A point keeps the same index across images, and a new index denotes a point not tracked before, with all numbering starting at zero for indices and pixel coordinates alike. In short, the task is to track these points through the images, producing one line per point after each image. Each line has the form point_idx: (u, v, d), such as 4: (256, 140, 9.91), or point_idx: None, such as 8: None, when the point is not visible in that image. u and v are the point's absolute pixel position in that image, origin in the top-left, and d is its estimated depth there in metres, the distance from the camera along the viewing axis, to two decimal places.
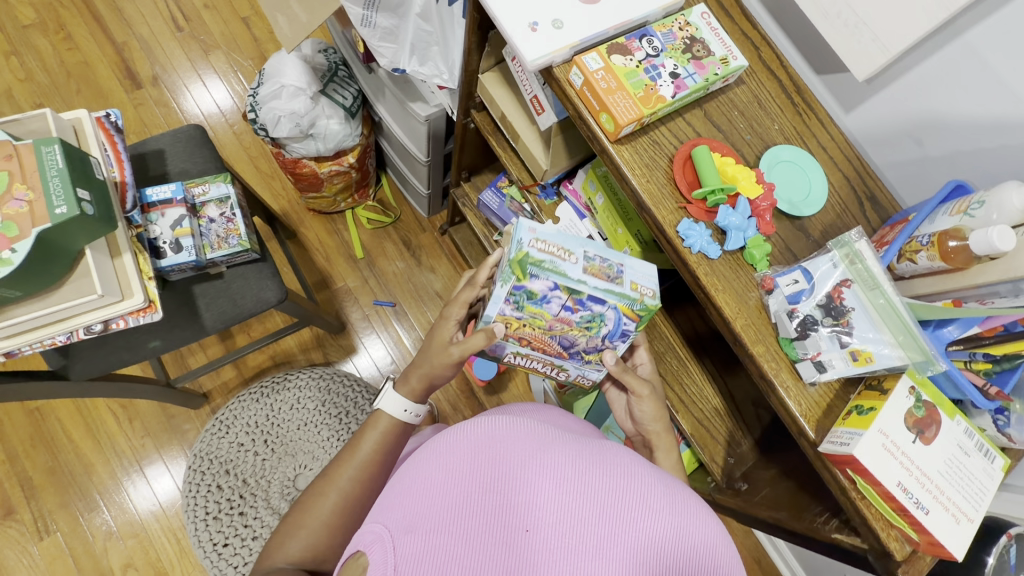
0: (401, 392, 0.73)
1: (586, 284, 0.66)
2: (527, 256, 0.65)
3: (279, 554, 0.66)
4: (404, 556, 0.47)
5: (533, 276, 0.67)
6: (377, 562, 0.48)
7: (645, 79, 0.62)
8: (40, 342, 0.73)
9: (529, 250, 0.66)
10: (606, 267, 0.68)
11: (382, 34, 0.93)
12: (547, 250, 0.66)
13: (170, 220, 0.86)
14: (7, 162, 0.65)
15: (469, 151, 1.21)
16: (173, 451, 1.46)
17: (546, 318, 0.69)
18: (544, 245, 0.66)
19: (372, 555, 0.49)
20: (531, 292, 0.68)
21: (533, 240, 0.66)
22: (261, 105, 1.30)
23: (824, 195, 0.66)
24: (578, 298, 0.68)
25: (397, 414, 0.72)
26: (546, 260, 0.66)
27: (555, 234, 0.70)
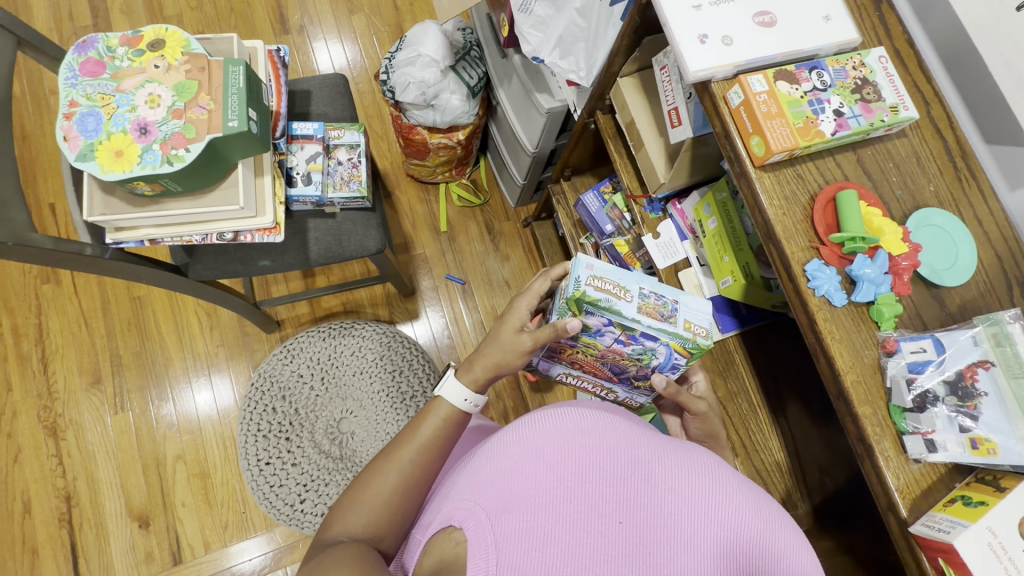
0: (462, 380, 0.74)
1: (640, 324, 0.68)
2: (584, 295, 0.67)
3: (337, 528, 0.66)
4: (502, 531, 0.50)
5: (589, 313, 0.69)
6: (476, 538, 0.51)
7: (807, 110, 0.60)
8: (179, 237, 0.81)
9: (586, 288, 0.68)
10: (661, 306, 0.69)
11: (533, 22, 0.97)
12: (603, 289, 0.68)
13: (307, 154, 0.93)
14: (199, 73, 0.73)
15: (580, 150, 1.21)
16: (239, 366, 1.58)
17: (598, 348, 0.74)
18: (600, 283, 0.68)
19: (468, 530, 0.52)
20: (587, 325, 0.71)
21: (587, 280, 0.68)
22: (396, 69, 1.37)
23: (970, 269, 0.62)
24: (630, 333, 0.70)
25: (457, 403, 0.72)
26: (602, 299, 0.67)
27: (610, 270, 0.70)
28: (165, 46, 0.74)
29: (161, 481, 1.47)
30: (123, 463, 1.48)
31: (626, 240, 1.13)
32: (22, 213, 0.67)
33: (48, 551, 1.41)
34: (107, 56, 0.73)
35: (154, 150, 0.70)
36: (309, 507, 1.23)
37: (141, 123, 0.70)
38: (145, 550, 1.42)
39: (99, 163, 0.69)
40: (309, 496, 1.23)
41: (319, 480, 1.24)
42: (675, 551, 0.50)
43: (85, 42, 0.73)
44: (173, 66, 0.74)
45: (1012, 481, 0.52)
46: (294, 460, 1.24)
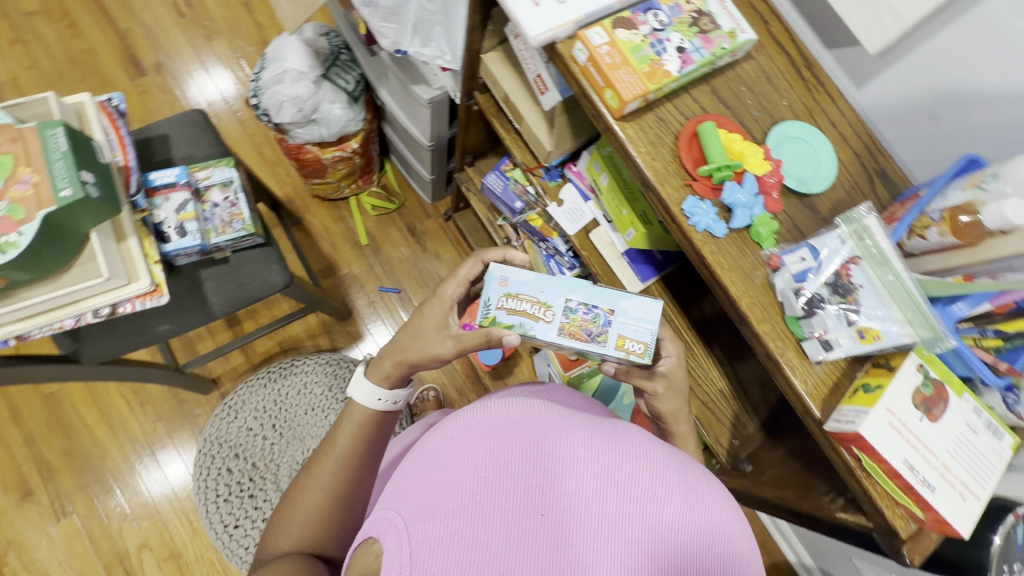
0: (372, 379, 0.73)
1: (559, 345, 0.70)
2: (495, 319, 0.71)
3: (269, 552, 0.66)
4: (419, 539, 0.50)
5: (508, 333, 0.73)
6: (393, 548, 0.51)
7: (650, 53, 0.60)
8: (50, 326, 0.73)
9: (499, 312, 0.71)
10: (588, 323, 0.70)
11: (383, 14, 0.94)
12: (518, 311, 0.71)
13: (175, 204, 0.86)
14: (12, 145, 0.65)
15: (473, 134, 1.19)
16: (184, 436, 1.49)
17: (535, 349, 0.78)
18: (517, 306, 0.71)
19: (387, 540, 0.52)
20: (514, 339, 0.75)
21: (498, 306, 0.71)
22: (264, 90, 1.29)
23: (833, 172, 0.65)
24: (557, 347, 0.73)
25: (371, 403, 0.72)
26: (515, 323, 0.70)
27: (536, 289, 0.71)
28: None
29: None
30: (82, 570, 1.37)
31: (537, 213, 1.13)
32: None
33: None
34: None
35: None
36: None
37: None
38: None
39: None
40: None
41: None
42: (599, 538, 0.49)
43: None
44: None
45: (901, 359, 0.55)
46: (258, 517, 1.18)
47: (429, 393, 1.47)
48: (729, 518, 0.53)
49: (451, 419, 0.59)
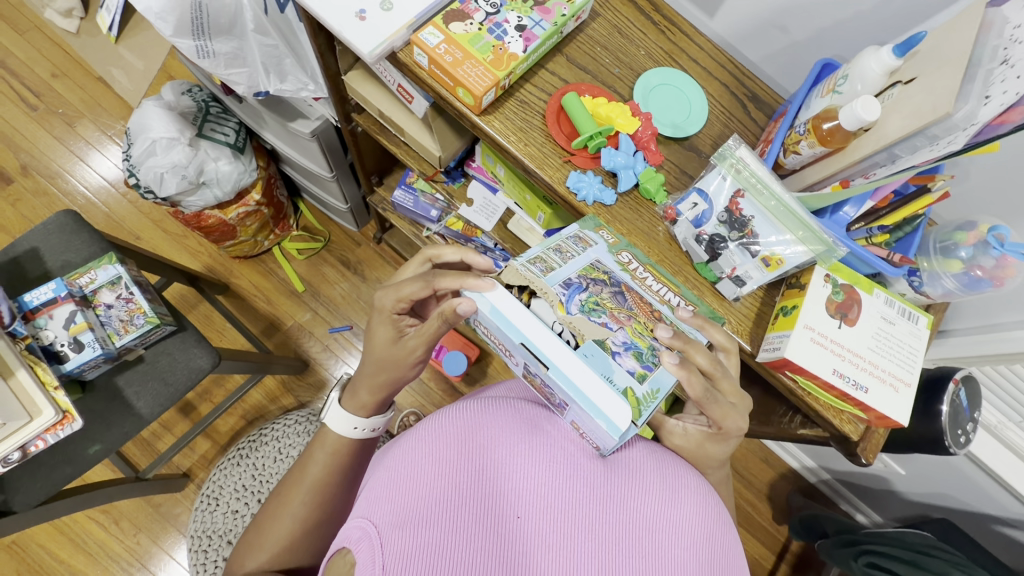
0: (348, 408, 0.67)
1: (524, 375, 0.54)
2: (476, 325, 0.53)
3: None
4: (391, 550, 0.44)
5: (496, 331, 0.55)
6: (364, 562, 0.45)
7: (491, 40, 0.58)
8: None
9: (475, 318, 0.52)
10: (548, 389, 0.49)
11: (226, 60, 0.86)
12: (488, 333, 0.51)
13: (64, 320, 0.80)
14: None
15: (368, 155, 1.15)
16: (172, 538, 1.42)
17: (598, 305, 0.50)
18: (487, 329, 0.50)
19: (359, 553, 0.45)
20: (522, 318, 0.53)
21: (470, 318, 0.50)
22: (139, 166, 1.20)
23: (705, 109, 0.65)
24: None
25: (347, 432, 0.67)
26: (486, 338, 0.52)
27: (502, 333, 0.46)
28: None
29: None
30: None
31: (454, 216, 1.08)
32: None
33: None
34: None
35: None
36: None
37: None
38: None
39: None
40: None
41: None
42: (578, 542, 0.46)
43: None
44: None
45: (808, 275, 0.56)
46: None
47: (409, 419, 1.35)
48: (704, 501, 0.51)
49: (419, 424, 0.52)
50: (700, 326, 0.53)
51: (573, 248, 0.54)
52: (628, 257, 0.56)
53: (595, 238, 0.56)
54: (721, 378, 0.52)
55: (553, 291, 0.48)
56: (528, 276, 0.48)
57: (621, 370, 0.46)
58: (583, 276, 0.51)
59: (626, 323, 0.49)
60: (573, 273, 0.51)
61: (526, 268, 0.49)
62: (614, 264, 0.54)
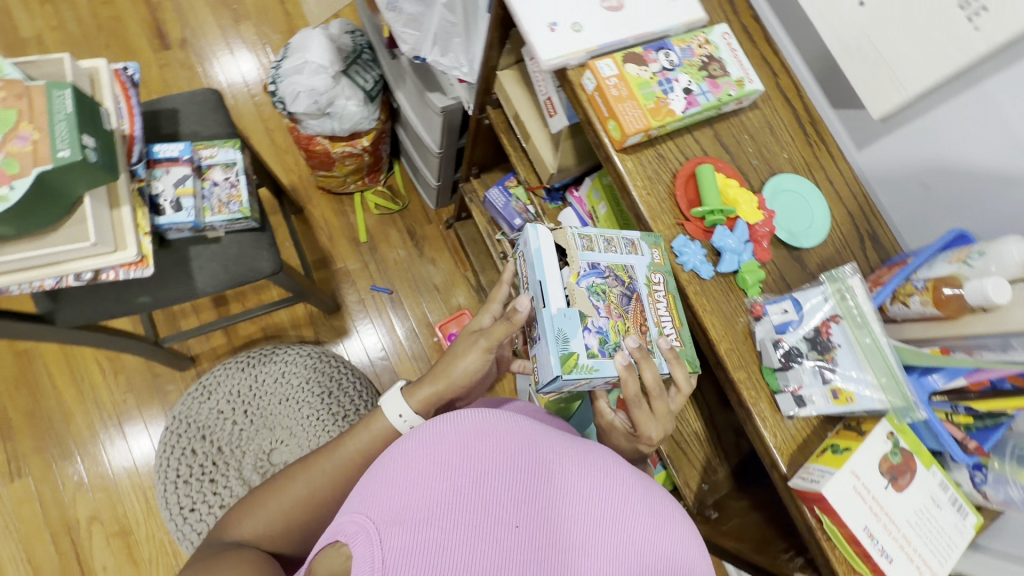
0: (409, 398, 0.68)
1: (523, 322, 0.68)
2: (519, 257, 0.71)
3: (230, 531, 0.66)
4: (390, 547, 0.44)
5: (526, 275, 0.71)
6: (361, 555, 0.45)
7: (657, 91, 0.61)
8: (30, 283, 0.73)
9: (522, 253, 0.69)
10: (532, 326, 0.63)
11: (406, 19, 0.94)
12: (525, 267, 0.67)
13: (173, 179, 0.86)
14: (17, 101, 0.64)
15: (480, 146, 1.21)
16: (154, 411, 1.46)
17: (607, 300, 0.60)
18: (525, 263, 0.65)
19: (355, 546, 0.45)
20: None
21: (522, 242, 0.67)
22: (284, 78, 1.30)
23: (825, 228, 0.65)
24: None
25: (392, 419, 0.68)
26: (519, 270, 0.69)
27: (533, 268, 0.61)
28: None
29: (74, 547, 1.34)
30: (26, 536, 1.33)
31: None
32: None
33: None
34: None
35: None
36: None
37: None
38: None
39: None
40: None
41: None
42: (573, 556, 0.46)
43: None
44: None
45: (872, 424, 0.55)
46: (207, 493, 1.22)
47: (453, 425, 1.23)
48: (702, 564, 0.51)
49: (423, 424, 0.52)
50: (669, 358, 0.58)
51: (620, 246, 0.62)
52: (660, 279, 0.62)
53: (642, 250, 0.62)
54: (658, 399, 0.60)
55: (578, 262, 0.60)
56: (571, 243, 0.61)
57: (581, 340, 0.57)
58: (611, 268, 0.61)
59: (613, 316, 0.59)
60: (605, 261, 0.62)
61: (572, 237, 0.62)
62: (642, 277, 0.62)
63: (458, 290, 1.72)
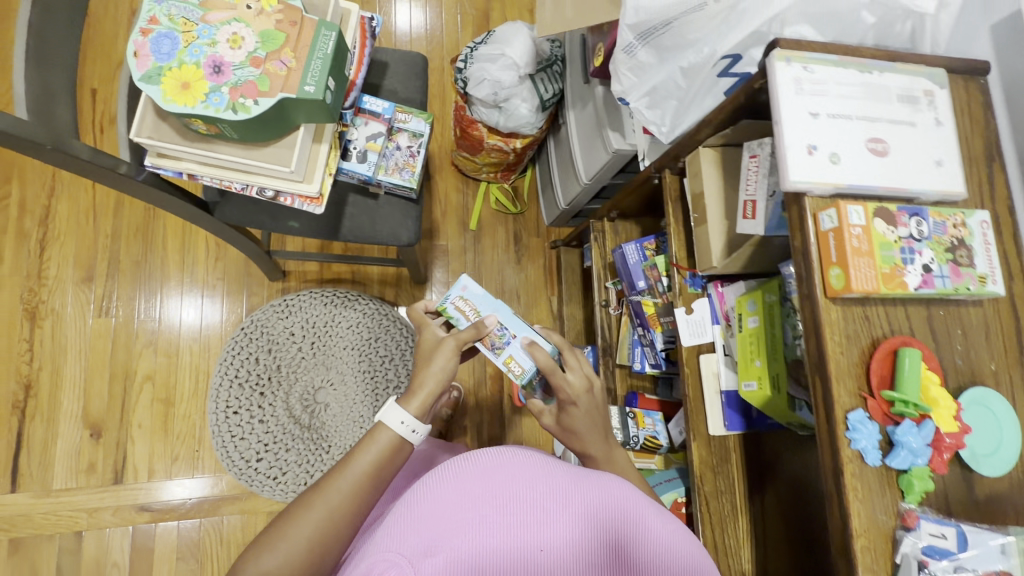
0: (404, 407, 0.73)
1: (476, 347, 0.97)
2: (448, 306, 0.99)
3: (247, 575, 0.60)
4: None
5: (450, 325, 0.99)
6: None
7: (897, 257, 0.58)
8: (220, 181, 0.78)
9: (452, 303, 0.98)
10: (497, 336, 0.96)
11: (632, 66, 0.88)
12: (461, 309, 0.98)
13: (369, 132, 0.89)
14: (291, 27, 0.68)
15: (632, 198, 1.24)
16: (233, 306, 1.53)
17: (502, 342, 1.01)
18: (463, 303, 0.98)
19: None
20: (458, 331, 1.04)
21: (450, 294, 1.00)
22: (475, 61, 1.33)
23: (1011, 462, 0.58)
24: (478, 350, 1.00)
25: (394, 427, 0.71)
26: (456, 314, 0.97)
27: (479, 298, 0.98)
28: None
29: (123, 396, 1.43)
30: (90, 368, 1.43)
31: (653, 301, 1.13)
32: (67, 111, 0.66)
33: None
34: None
35: (221, 93, 0.66)
36: (275, 470, 1.32)
37: (215, 60, 0.66)
38: (89, 460, 1.39)
39: (162, 89, 0.65)
40: (291, 467, 1.32)
41: (279, 443, 1.32)
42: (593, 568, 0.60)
43: None
44: (265, 12, 0.68)
45: None
46: (262, 416, 1.32)
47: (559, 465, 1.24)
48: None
49: (444, 465, 0.63)
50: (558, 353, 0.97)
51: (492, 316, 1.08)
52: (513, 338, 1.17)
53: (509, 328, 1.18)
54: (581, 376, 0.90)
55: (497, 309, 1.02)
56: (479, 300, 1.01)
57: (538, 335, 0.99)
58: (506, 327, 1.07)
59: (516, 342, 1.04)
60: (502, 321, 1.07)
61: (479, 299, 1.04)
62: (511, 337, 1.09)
63: (539, 310, 1.72)
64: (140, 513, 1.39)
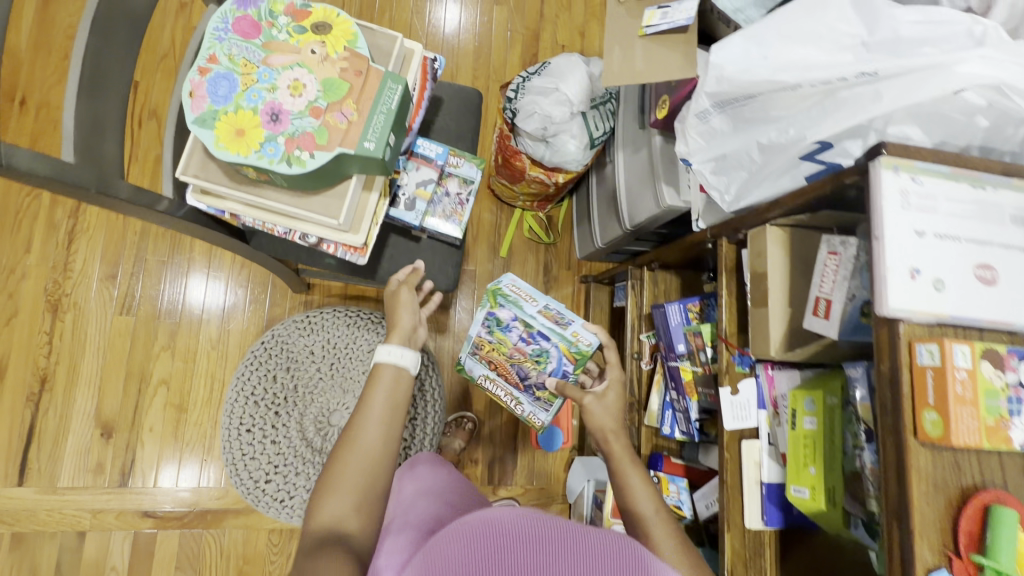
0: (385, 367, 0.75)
1: (537, 320, 1.09)
2: (503, 290, 1.11)
3: None
4: None
5: (502, 305, 1.11)
6: None
7: (1003, 406, 0.54)
8: (263, 224, 0.74)
9: (508, 287, 1.11)
10: (557, 316, 1.10)
11: (703, 130, 0.83)
12: (516, 292, 1.12)
13: (419, 178, 0.88)
14: (355, 77, 0.64)
15: (675, 251, 1.16)
16: (255, 316, 1.50)
17: (507, 344, 1.11)
18: (517, 288, 1.12)
19: None
20: (499, 320, 1.11)
21: (503, 281, 1.13)
22: (527, 92, 1.28)
23: None
24: (530, 331, 1.10)
25: (390, 371, 0.74)
26: (514, 296, 1.11)
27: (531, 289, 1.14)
28: (331, 32, 0.65)
29: (137, 399, 1.41)
30: (107, 366, 1.41)
31: (691, 367, 1.09)
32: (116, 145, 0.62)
33: (6, 424, 1.35)
34: (265, 19, 0.65)
35: (277, 143, 0.62)
36: (282, 493, 1.29)
37: (274, 107, 0.62)
38: (97, 461, 1.38)
39: (216, 134, 0.61)
40: (299, 492, 1.29)
41: (289, 465, 1.30)
42: None
43: None
44: (330, 58, 0.64)
45: None
46: (274, 437, 1.29)
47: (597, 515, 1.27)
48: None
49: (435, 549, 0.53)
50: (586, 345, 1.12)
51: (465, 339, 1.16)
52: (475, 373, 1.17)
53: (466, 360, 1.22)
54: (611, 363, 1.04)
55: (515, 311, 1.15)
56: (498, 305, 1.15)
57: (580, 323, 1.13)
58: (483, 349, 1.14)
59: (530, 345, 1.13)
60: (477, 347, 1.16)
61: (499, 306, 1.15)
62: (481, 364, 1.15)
63: None
64: (143, 518, 1.37)
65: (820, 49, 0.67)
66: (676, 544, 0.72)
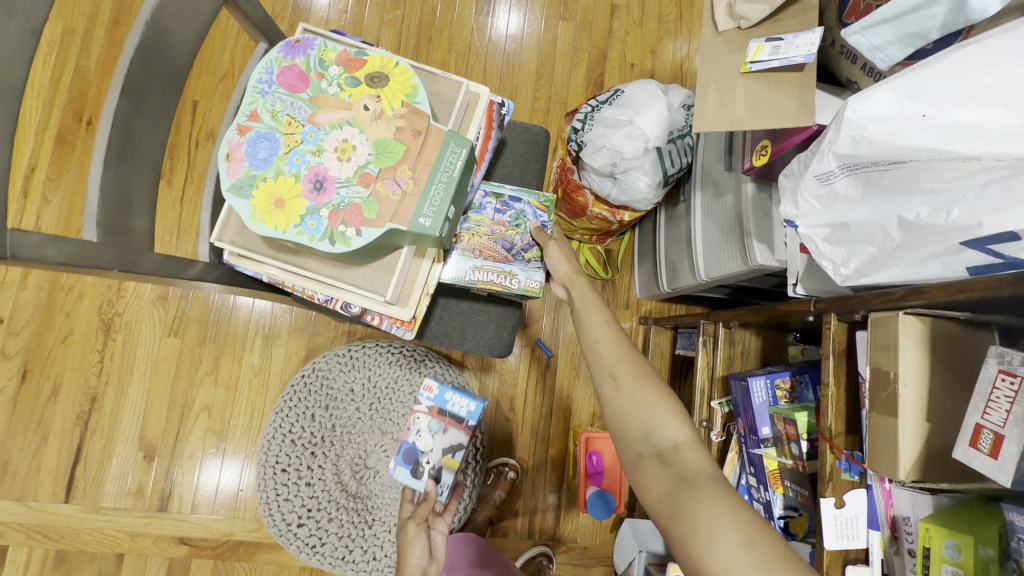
0: None
1: (505, 187, 0.90)
2: None
3: None
4: None
5: None
6: None
7: None
8: (301, 289, 0.66)
9: None
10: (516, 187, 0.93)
11: (821, 194, 0.68)
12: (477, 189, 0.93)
13: (447, 440, 1.03)
14: (413, 138, 0.56)
15: (758, 316, 1.00)
16: (297, 345, 1.45)
17: (486, 219, 0.87)
18: None
19: None
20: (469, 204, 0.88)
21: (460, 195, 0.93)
22: (595, 124, 1.15)
23: None
24: (502, 201, 0.89)
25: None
26: None
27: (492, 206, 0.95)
28: (387, 85, 0.58)
29: (180, 423, 1.40)
30: (152, 389, 1.41)
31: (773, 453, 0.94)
32: (143, 222, 0.64)
33: (56, 442, 1.37)
34: (315, 69, 0.58)
35: (319, 216, 0.54)
36: (314, 539, 1.23)
37: (319, 173, 0.55)
38: (137, 484, 1.37)
39: (253, 204, 0.53)
40: (330, 539, 1.22)
41: (322, 510, 1.23)
42: None
43: (297, 41, 0.59)
44: (384, 115, 0.57)
45: None
46: (309, 480, 1.23)
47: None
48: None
49: None
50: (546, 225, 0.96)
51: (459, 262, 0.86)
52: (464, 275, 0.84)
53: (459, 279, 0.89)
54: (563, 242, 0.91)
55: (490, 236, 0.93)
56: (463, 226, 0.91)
57: None
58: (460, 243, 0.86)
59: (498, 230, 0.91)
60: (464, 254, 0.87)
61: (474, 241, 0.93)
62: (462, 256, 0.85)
63: None
64: (178, 545, 1.35)
65: (1007, 113, 0.51)
66: (618, 344, 0.72)
